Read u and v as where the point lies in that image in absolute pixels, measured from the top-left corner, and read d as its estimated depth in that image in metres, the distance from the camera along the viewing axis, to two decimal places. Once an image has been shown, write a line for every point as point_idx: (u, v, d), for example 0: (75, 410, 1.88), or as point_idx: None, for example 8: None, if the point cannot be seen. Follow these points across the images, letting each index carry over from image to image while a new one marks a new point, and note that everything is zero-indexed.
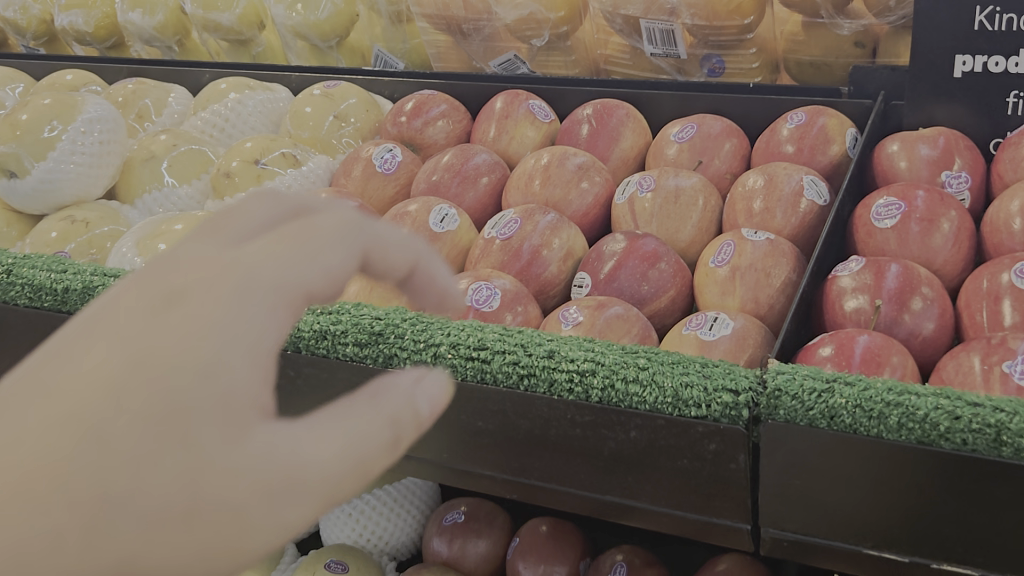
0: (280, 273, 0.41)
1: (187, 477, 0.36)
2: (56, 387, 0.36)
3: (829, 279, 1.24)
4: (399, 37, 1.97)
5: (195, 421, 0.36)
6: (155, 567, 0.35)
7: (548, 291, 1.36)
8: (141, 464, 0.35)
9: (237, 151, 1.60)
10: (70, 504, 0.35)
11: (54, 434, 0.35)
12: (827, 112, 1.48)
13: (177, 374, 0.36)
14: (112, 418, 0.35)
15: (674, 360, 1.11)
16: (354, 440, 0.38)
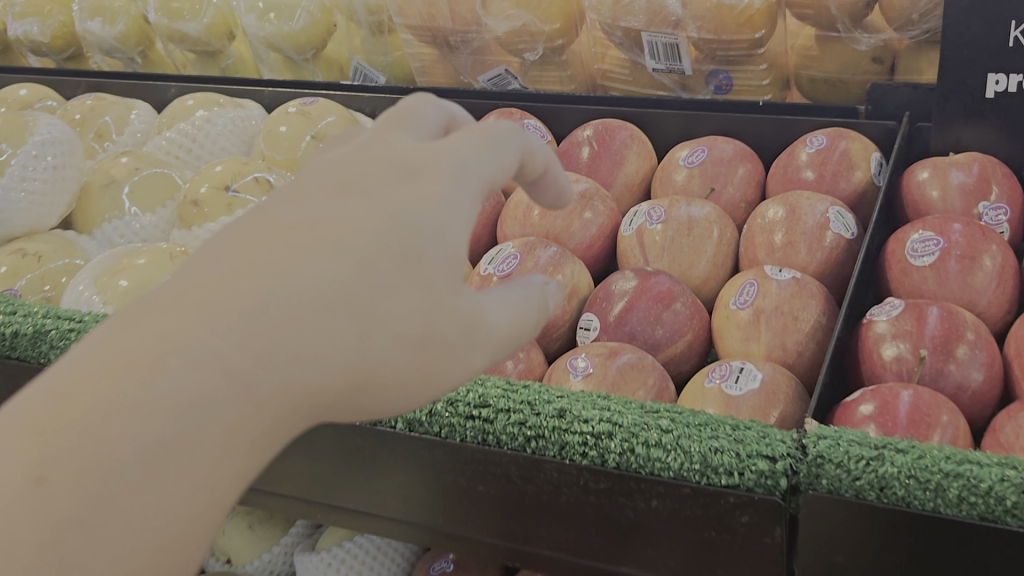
0: (477, 165, 0.61)
1: (424, 308, 0.57)
2: (341, 228, 0.56)
3: (864, 324, 1.12)
4: (380, 49, 1.84)
5: (431, 267, 0.57)
6: (392, 376, 0.56)
7: (551, 333, 1.23)
8: (395, 288, 0.56)
9: (207, 175, 1.47)
10: (351, 309, 0.55)
11: (345, 256, 0.55)
12: (849, 135, 1.36)
13: (419, 231, 0.57)
14: (378, 254, 0.56)
15: (701, 422, 0.99)
16: (520, 320, 0.61)
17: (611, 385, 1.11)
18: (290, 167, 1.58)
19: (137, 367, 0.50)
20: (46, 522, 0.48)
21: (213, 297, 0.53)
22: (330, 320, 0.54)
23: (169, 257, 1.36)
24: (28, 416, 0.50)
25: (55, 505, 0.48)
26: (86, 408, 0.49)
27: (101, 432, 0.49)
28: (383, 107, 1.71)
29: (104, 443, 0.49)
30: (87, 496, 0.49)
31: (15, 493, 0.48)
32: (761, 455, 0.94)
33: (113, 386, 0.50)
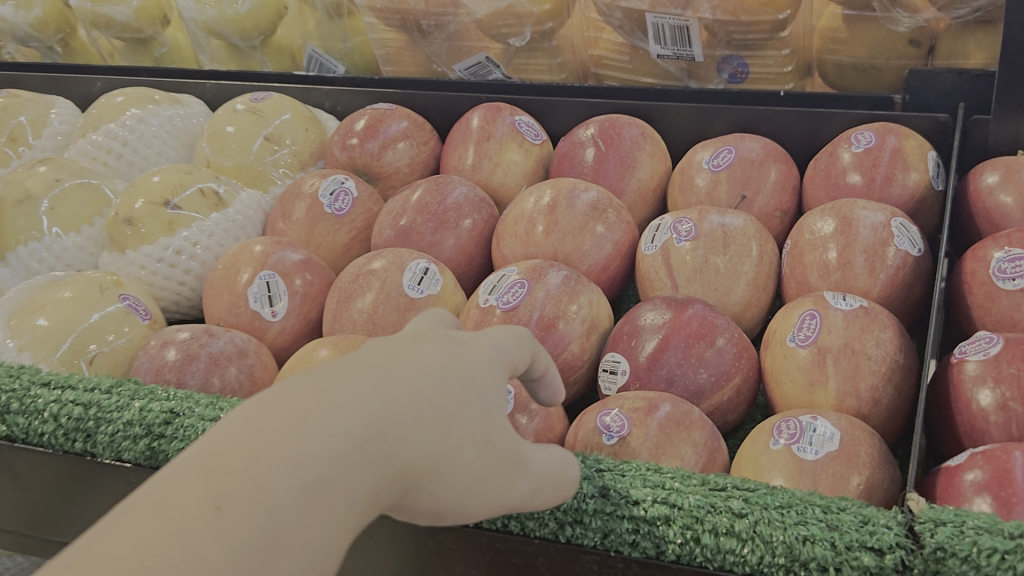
0: (504, 335, 0.60)
1: (486, 429, 0.53)
2: (416, 354, 0.52)
3: (954, 364, 0.93)
4: (338, 34, 1.62)
5: (492, 394, 0.55)
6: (455, 489, 0.52)
7: (567, 376, 1.04)
8: (470, 406, 0.53)
9: (141, 187, 1.23)
10: (439, 416, 0.50)
11: (428, 373, 0.51)
12: (899, 130, 1.17)
13: (479, 361, 0.55)
14: (453, 375, 0.53)
15: (782, 502, 0.79)
16: (544, 468, 0.60)
17: (653, 447, 0.90)
18: (240, 175, 1.35)
19: (282, 428, 0.44)
20: (228, 551, 0.40)
21: (315, 392, 0.47)
22: (422, 422, 0.49)
23: (98, 289, 1.13)
24: (187, 467, 0.42)
25: (235, 537, 0.40)
26: (243, 456, 0.43)
27: (265, 479, 0.42)
28: (345, 102, 1.48)
29: (270, 487, 0.42)
30: (258, 529, 0.41)
31: (194, 519, 0.40)
32: (865, 547, 0.74)
33: (262, 438, 0.44)
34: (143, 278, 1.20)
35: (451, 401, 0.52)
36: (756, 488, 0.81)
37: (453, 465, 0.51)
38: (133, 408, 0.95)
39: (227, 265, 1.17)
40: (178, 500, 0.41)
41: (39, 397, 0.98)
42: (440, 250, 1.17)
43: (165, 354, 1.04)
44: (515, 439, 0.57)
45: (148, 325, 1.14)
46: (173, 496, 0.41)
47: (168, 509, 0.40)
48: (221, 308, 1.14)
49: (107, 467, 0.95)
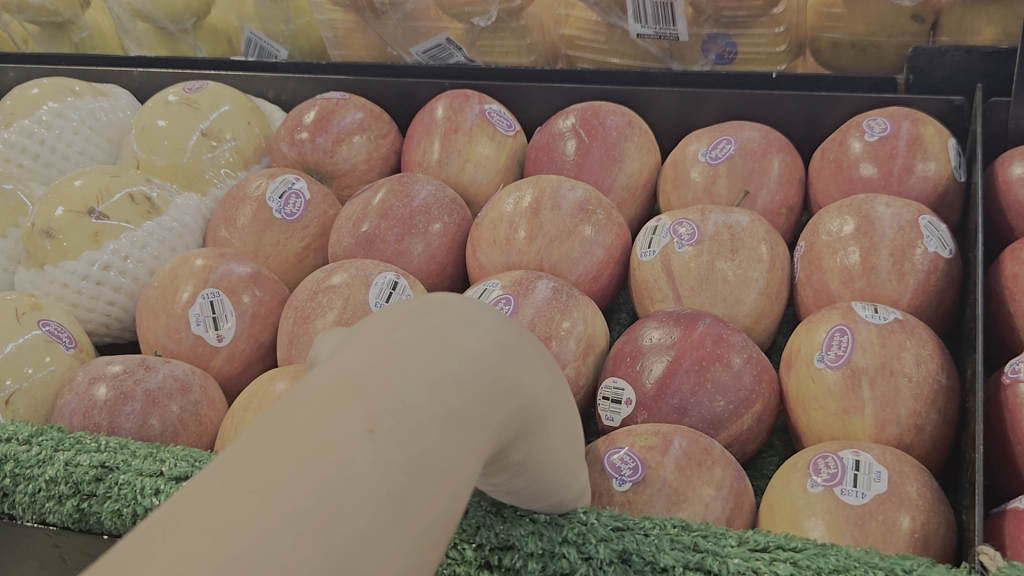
0: None
1: (561, 376, 0.52)
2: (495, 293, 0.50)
3: (1004, 384, 0.82)
4: (279, 15, 1.46)
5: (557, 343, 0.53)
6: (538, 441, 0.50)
7: None
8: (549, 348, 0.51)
9: (60, 194, 1.07)
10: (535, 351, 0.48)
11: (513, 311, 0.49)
12: (915, 116, 1.06)
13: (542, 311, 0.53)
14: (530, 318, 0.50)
15: (837, 566, 0.66)
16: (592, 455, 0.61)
17: (672, 492, 0.78)
18: (174, 176, 1.20)
19: (409, 347, 0.41)
20: (388, 471, 0.36)
21: (423, 313, 0.43)
22: (526, 356, 0.47)
23: (13, 315, 0.97)
24: (319, 388, 0.38)
25: (390, 460, 0.36)
26: (376, 372, 0.39)
27: (408, 397, 0.38)
28: (290, 90, 1.34)
29: (413, 403, 0.38)
30: (411, 449, 0.37)
31: (348, 441, 0.36)
32: None
33: (402, 357, 0.40)
34: (66, 299, 1.05)
35: (544, 350, 0.50)
36: (804, 547, 0.69)
37: (554, 410, 0.50)
38: (57, 462, 0.80)
39: (164, 282, 1.02)
40: (325, 421, 0.36)
41: None
42: (408, 259, 1.03)
43: (94, 392, 0.89)
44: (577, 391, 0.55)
45: (73, 355, 0.99)
46: (314, 419, 0.36)
47: (315, 429, 0.36)
48: (157, 333, 0.99)
49: (27, 532, 0.80)
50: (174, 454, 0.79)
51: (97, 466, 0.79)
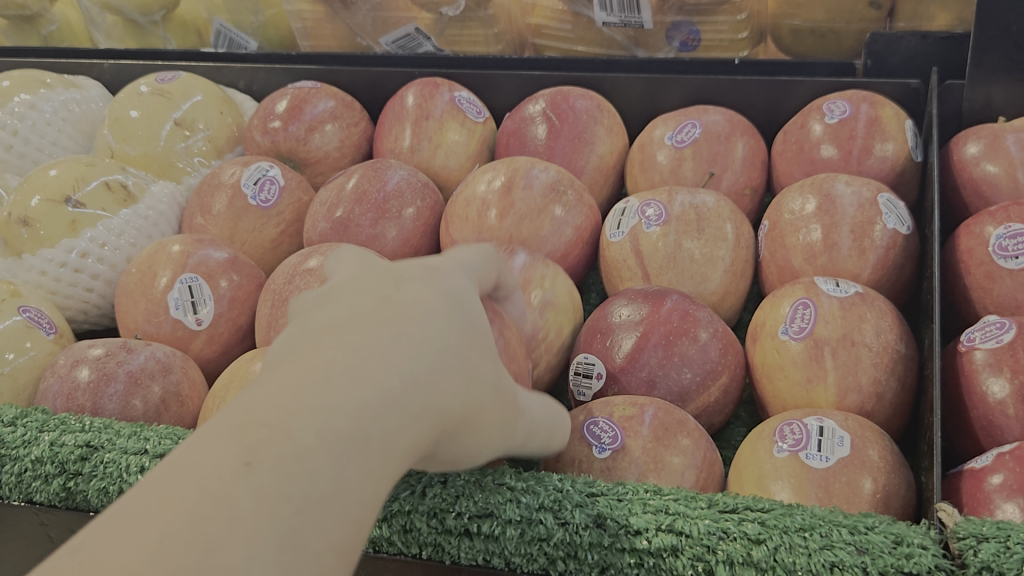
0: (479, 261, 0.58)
1: (495, 362, 0.52)
2: (420, 284, 0.50)
3: (961, 351, 0.86)
4: (248, 7, 1.47)
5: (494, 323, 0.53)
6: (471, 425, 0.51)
7: None
8: (478, 334, 0.51)
9: (37, 183, 1.08)
10: (457, 341, 0.49)
11: (437, 300, 0.49)
12: (873, 99, 1.09)
13: (477, 289, 0.54)
14: (457, 304, 0.50)
15: (803, 525, 0.70)
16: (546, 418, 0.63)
17: (647, 460, 0.81)
18: (148, 165, 1.21)
19: (309, 369, 0.42)
20: (269, 504, 0.37)
21: (331, 332, 0.44)
22: (444, 351, 0.47)
23: None
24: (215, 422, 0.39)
25: (272, 490, 0.37)
26: (270, 400, 0.40)
27: (302, 419, 0.39)
28: (262, 81, 1.35)
29: (307, 424, 0.39)
30: (301, 476, 0.38)
31: (225, 480, 0.36)
32: (902, 572, 0.66)
33: (292, 383, 0.41)
34: (44, 286, 1.06)
35: (471, 337, 0.50)
36: (771, 508, 0.72)
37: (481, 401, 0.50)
38: (43, 443, 0.81)
39: (142, 269, 1.03)
40: (206, 459, 0.37)
41: None
42: (382, 242, 1.05)
43: (76, 374, 0.91)
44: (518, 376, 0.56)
45: (54, 340, 1.00)
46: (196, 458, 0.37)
47: (197, 468, 0.37)
48: (137, 318, 1.01)
49: (14, 512, 0.82)
50: (159, 433, 0.81)
51: (82, 445, 0.80)
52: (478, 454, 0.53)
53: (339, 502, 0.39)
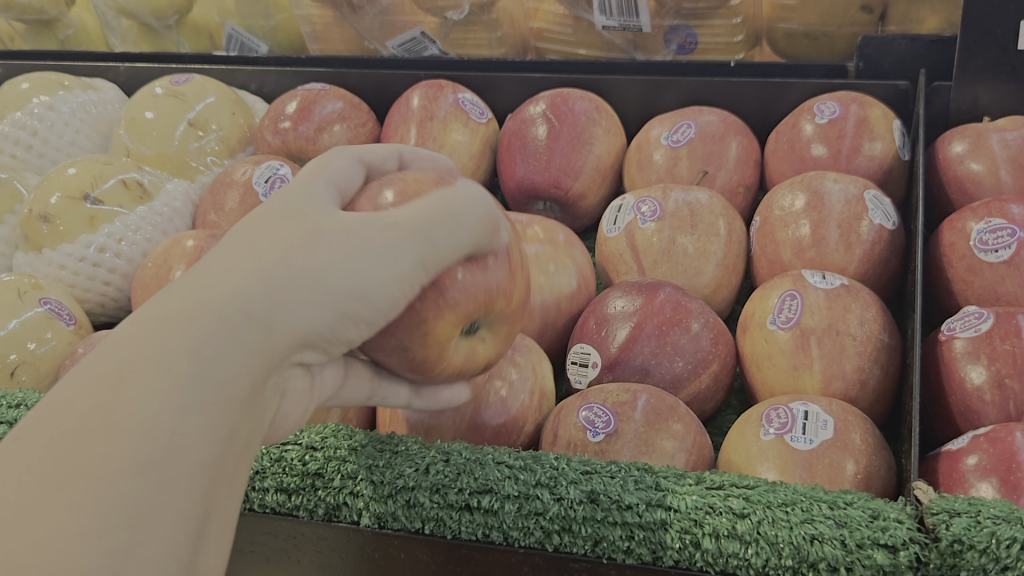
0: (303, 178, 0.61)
1: (314, 233, 0.54)
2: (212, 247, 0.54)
3: (943, 341, 0.90)
4: (259, 12, 1.51)
5: (300, 215, 0.55)
6: (317, 279, 0.52)
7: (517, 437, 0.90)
8: (276, 232, 0.54)
9: (56, 181, 1.13)
10: (247, 256, 0.52)
11: (226, 246, 0.53)
12: (862, 99, 1.13)
13: (277, 207, 0.56)
14: (249, 233, 0.54)
15: (785, 500, 0.74)
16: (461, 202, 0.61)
17: (640, 443, 0.85)
18: (163, 165, 1.25)
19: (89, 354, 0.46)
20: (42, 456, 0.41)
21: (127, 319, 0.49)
22: (224, 273, 0.50)
23: (16, 294, 1.03)
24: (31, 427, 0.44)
25: (43, 445, 0.41)
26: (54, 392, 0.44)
27: (70, 388, 0.44)
28: (272, 83, 1.39)
29: (72, 391, 0.43)
30: (72, 422, 0.42)
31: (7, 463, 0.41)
32: (878, 544, 0.70)
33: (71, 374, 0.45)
34: (64, 280, 1.11)
35: (262, 243, 0.53)
36: (755, 484, 0.76)
37: (308, 270, 0.52)
38: None
39: (157, 263, 1.07)
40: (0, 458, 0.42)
41: None
42: None
43: None
44: (373, 218, 0.56)
45: (73, 331, 1.04)
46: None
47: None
48: None
49: None
50: None
51: None
52: (359, 284, 0.54)
53: (133, 420, 0.42)
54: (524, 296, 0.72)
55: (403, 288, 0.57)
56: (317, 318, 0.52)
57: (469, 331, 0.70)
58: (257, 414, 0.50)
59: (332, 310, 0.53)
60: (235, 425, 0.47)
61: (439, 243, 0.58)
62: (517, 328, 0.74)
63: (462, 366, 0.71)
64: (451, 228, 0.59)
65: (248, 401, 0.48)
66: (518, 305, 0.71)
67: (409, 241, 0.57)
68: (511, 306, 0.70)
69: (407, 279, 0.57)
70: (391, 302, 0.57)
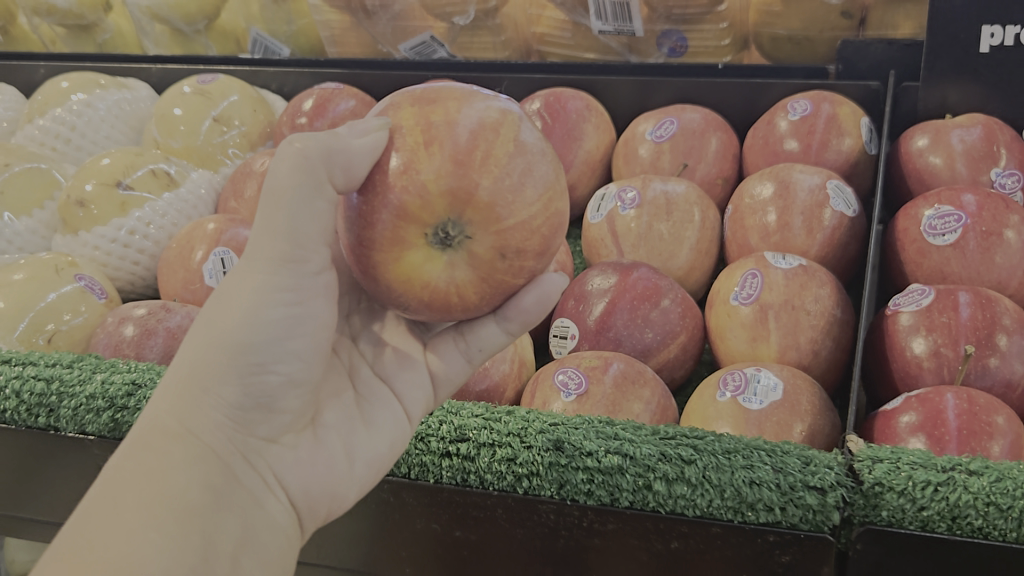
0: None
1: (202, 327, 0.64)
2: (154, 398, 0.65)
3: (889, 315, 0.98)
4: (281, 17, 1.61)
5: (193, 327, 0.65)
6: (214, 366, 0.62)
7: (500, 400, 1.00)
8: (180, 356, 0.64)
9: (92, 170, 1.23)
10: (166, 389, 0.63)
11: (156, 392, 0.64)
12: (833, 98, 1.22)
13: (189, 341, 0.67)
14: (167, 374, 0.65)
15: (729, 448, 0.83)
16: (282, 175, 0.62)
17: (608, 403, 0.94)
18: (189, 156, 1.36)
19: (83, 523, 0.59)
20: None
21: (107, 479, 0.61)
22: (153, 417, 0.62)
23: (54, 271, 1.14)
24: None
25: None
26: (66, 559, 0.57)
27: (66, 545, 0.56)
28: (292, 83, 1.50)
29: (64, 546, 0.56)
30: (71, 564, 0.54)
31: None
32: (808, 487, 0.79)
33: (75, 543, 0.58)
34: (98, 259, 1.21)
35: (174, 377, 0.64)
36: (704, 435, 0.85)
37: (210, 371, 0.62)
38: (95, 381, 0.97)
39: (181, 244, 1.18)
40: None
41: (1, 374, 1.00)
42: None
43: (123, 330, 1.06)
44: (244, 271, 0.64)
45: (105, 304, 1.15)
46: None
47: None
48: (177, 285, 1.16)
49: (70, 440, 0.97)
50: None
51: (126, 383, 0.96)
52: (248, 335, 0.62)
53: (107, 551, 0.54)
54: (457, 166, 0.62)
55: (296, 304, 0.64)
56: (221, 397, 0.63)
57: (449, 239, 0.63)
58: (223, 500, 0.61)
59: (233, 382, 0.63)
60: (191, 515, 0.58)
61: (296, 229, 0.63)
62: (502, 199, 0.62)
63: (483, 272, 0.65)
64: (309, 199, 0.62)
65: (198, 495, 0.60)
66: (459, 184, 0.62)
67: (264, 267, 0.63)
68: (451, 192, 0.62)
69: (290, 290, 0.64)
70: (293, 329, 0.64)
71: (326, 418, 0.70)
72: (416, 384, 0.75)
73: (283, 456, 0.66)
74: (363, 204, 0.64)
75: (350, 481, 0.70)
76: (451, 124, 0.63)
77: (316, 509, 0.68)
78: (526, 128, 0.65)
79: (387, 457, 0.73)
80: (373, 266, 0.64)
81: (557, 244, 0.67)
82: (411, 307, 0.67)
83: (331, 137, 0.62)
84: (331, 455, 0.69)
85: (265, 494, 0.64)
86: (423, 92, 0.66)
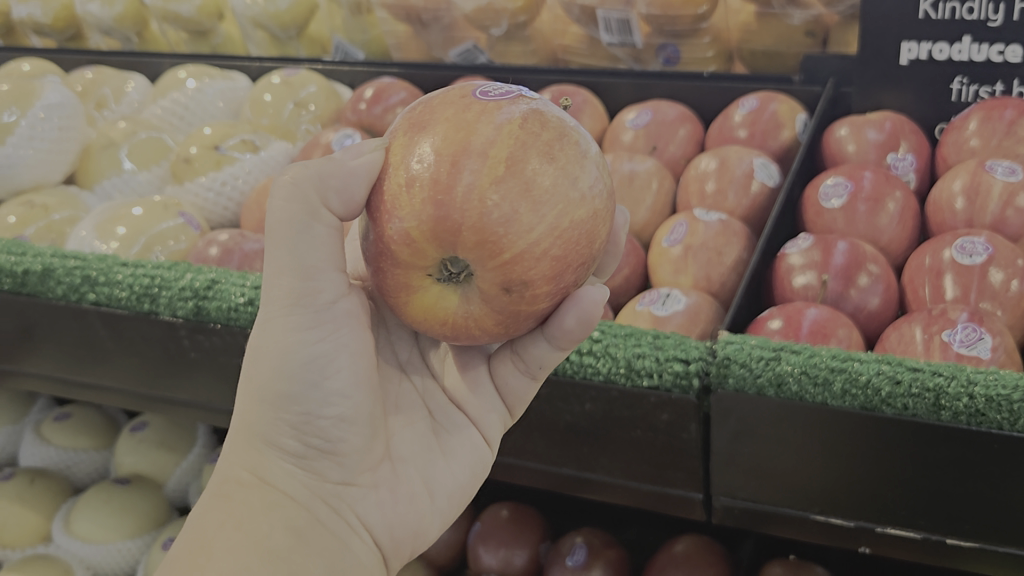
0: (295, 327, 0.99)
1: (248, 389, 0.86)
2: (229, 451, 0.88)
3: (779, 257, 1.27)
4: (359, 27, 1.97)
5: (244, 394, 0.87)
6: (266, 421, 0.85)
7: None
8: (242, 418, 0.87)
9: (197, 137, 1.62)
10: (243, 447, 0.86)
11: (233, 450, 0.87)
12: (778, 98, 1.51)
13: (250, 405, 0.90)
14: (235, 435, 0.88)
15: (628, 333, 1.15)
16: (275, 220, 0.79)
17: None
18: (274, 131, 1.72)
19: None
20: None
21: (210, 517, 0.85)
22: (236, 470, 0.85)
23: (163, 208, 1.50)
24: None
25: None
26: None
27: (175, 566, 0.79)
28: (361, 79, 1.86)
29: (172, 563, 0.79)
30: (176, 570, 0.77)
31: None
32: (677, 358, 1.08)
33: None
34: (198, 203, 1.58)
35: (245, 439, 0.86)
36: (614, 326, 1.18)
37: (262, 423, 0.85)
38: (186, 278, 1.32)
39: (258, 194, 1.53)
40: None
41: (120, 273, 1.36)
42: None
43: (209, 250, 1.42)
44: (264, 326, 0.83)
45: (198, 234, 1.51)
46: None
47: None
48: (255, 222, 1.51)
49: (165, 322, 1.32)
50: (255, 278, 1.30)
51: (205, 281, 1.31)
52: (287, 387, 0.83)
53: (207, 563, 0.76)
54: (438, 207, 0.73)
55: (324, 338, 0.83)
56: (285, 448, 0.85)
57: (456, 275, 0.77)
58: (307, 534, 0.83)
59: (290, 433, 0.85)
60: (278, 547, 0.80)
61: (299, 266, 0.80)
62: (492, 234, 0.73)
63: (495, 304, 0.77)
64: (308, 226, 0.79)
65: (284, 534, 0.81)
66: (442, 225, 0.73)
67: (283, 308, 0.81)
68: (435, 234, 0.74)
69: (313, 328, 0.82)
70: (324, 368, 0.83)
71: (400, 456, 0.92)
72: (491, 411, 0.98)
73: (361, 496, 0.88)
74: (375, 248, 0.77)
75: (432, 514, 0.92)
76: (442, 157, 0.74)
77: (400, 548, 0.91)
78: (528, 140, 0.75)
79: (461, 489, 0.95)
80: (401, 307, 0.80)
81: (576, 262, 0.77)
82: (449, 337, 0.81)
83: (327, 163, 0.77)
84: (406, 489, 0.91)
85: (350, 532, 0.86)
86: (426, 112, 0.79)
